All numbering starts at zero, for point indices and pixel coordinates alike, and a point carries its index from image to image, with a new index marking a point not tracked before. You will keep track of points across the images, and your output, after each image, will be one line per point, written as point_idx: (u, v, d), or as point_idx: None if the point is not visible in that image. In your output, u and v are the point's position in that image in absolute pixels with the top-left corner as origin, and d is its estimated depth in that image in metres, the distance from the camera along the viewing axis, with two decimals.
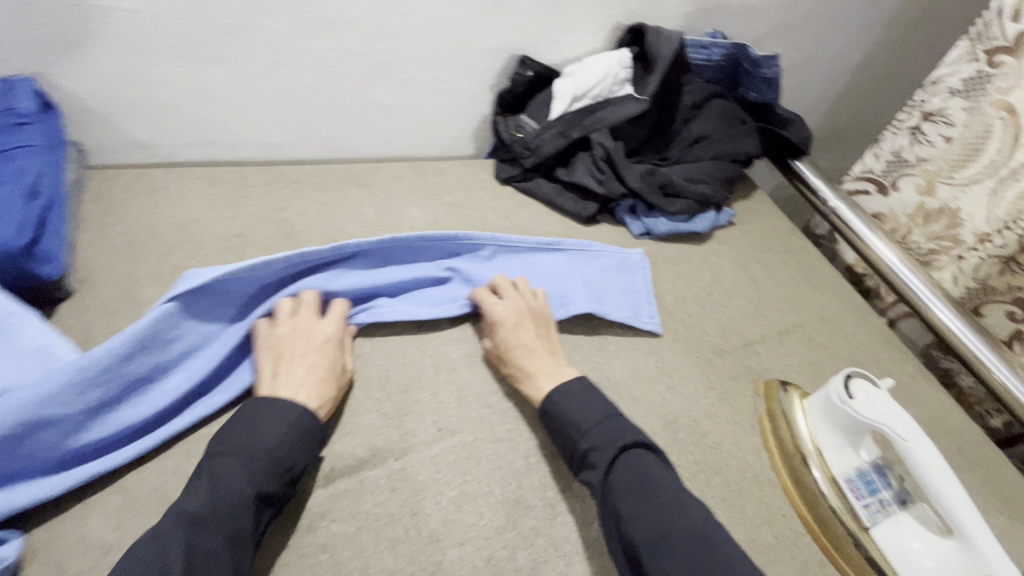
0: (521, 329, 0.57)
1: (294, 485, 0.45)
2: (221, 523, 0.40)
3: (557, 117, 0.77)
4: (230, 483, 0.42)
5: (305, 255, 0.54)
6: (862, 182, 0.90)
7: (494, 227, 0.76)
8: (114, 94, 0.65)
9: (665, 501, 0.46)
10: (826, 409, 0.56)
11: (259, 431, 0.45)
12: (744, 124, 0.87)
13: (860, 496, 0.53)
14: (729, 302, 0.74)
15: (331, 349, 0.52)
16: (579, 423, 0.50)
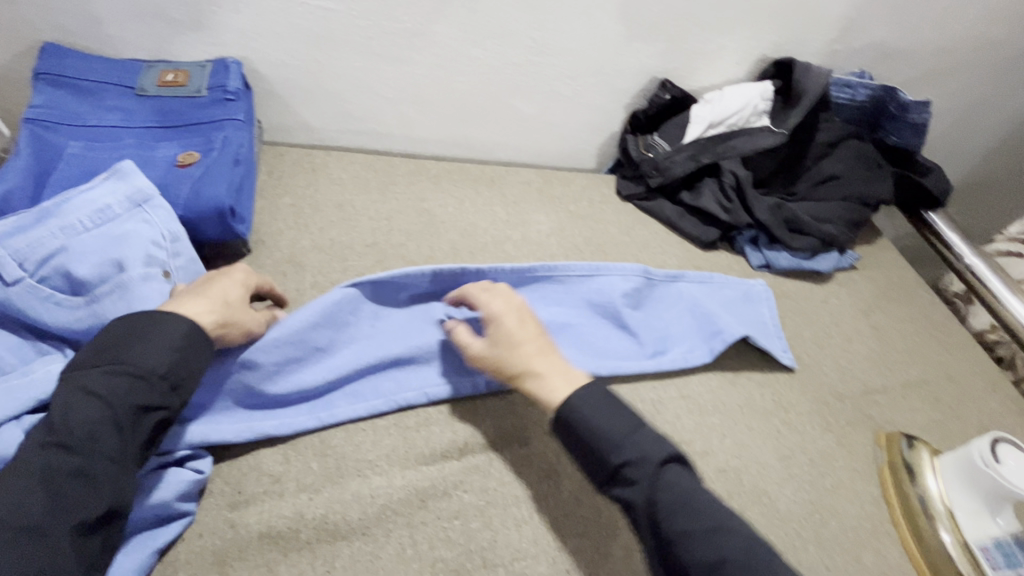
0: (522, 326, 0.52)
1: (179, 392, 0.42)
2: (80, 445, 0.38)
3: (691, 140, 0.78)
4: (87, 404, 0.39)
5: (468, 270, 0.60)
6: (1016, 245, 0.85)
7: (615, 241, 0.78)
8: (298, 82, 0.73)
9: (710, 524, 0.42)
10: (965, 471, 0.55)
11: (117, 350, 0.41)
12: (881, 167, 0.85)
13: (995, 566, 0.52)
14: (850, 347, 0.72)
15: (235, 285, 0.49)
16: (610, 435, 0.45)
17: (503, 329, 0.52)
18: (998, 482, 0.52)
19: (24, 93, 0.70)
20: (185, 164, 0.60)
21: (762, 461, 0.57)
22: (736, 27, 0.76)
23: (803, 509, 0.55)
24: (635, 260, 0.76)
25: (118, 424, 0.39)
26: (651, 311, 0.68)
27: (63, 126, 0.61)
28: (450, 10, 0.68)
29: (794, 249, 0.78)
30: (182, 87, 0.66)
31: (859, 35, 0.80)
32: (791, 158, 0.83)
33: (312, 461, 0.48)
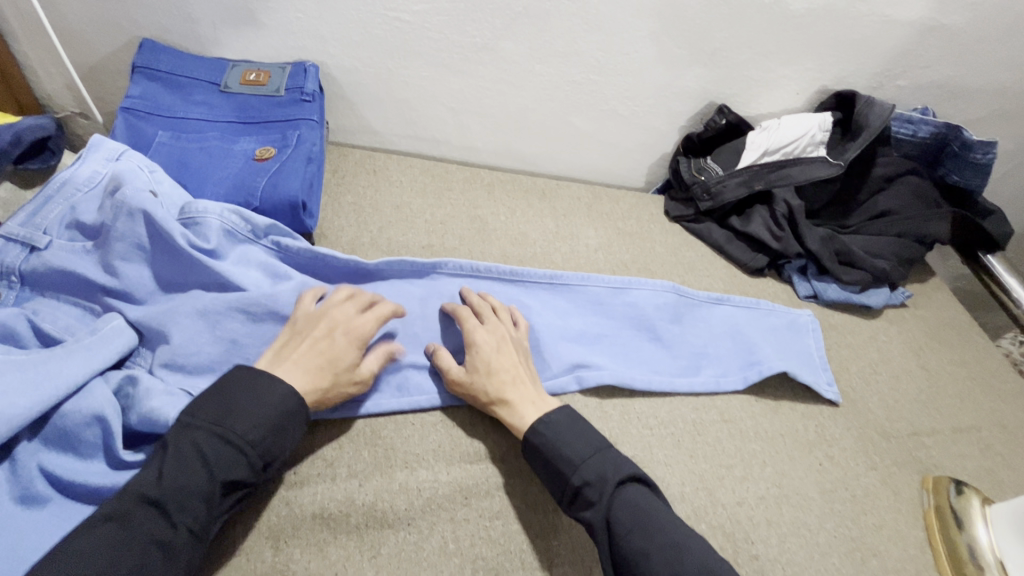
0: (501, 354, 0.54)
1: (266, 469, 0.44)
2: (181, 514, 0.39)
3: (744, 166, 0.79)
4: (191, 468, 0.40)
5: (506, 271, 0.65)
6: None
7: (662, 260, 0.78)
8: (368, 87, 0.76)
9: (670, 544, 0.43)
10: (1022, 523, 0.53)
11: (228, 420, 0.42)
12: (939, 206, 0.83)
13: None
14: (899, 385, 0.70)
15: (345, 342, 0.50)
16: (570, 456, 0.48)
17: (483, 354, 0.53)
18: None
19: (120, 83, 0.75)
20: (261, 159, 0.64)
21: (803, 493, 0.57)
22: (799, 58, 0.76)
23: (842, 545, 0.54)
24: (681, 281, 0.76)
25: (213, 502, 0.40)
26: (696, 334, 0.68)
27: (156, 116, 0.66)
28: (519, 27, 0.70)
29: (844, 281, 0.77)
30: (262, 86, 0.69)
31: (924, 72, 0.79)
32: (844, 191, 0.83)
33: (363, 449, 0.50)
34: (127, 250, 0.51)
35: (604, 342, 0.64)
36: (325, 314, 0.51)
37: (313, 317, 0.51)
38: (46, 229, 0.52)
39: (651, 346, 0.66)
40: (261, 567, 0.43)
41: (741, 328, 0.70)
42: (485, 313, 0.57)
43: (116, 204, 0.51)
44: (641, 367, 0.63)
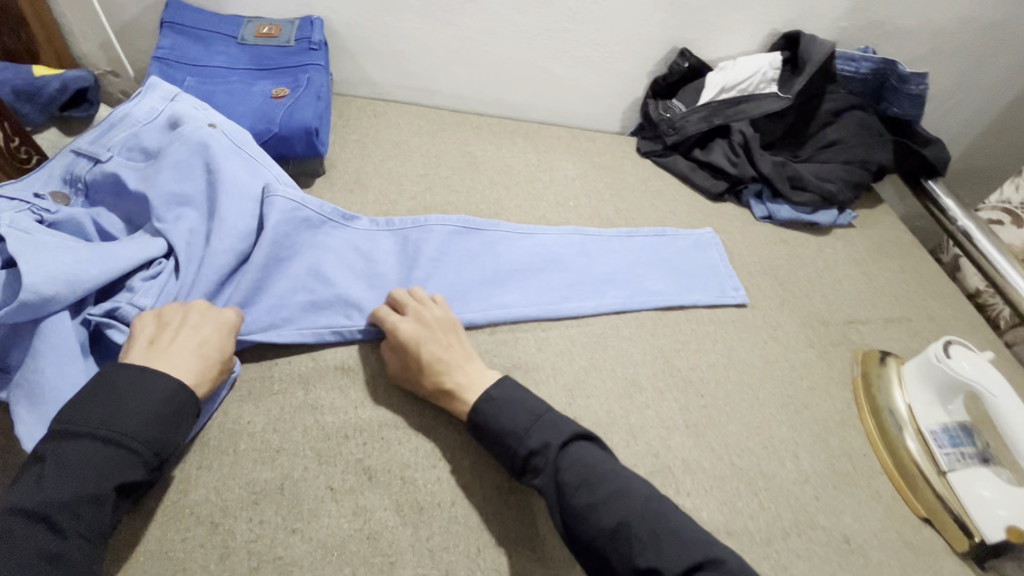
0: (427, 342, 0.54)
1: (159, 465, 0.44)
2: (70, 522, 0.39)
3: (705, 103, 0.89)
4: (79, 472, 0.40)
5: (473, 224, 0.73)
6: (997, 213, 0.91)
7: (633, 188, 0.88)
8: (368, 40, 0.86)
9: (615, 493, 0.45)
10: (922, 371, 0.61)
11: (112, 417, 0.42)
12: (882, 136, 0.93)
13: (941, 445, 0.57)
14: (839, 286, 0.81)
15: (221, 335, 0.51)
16: (512, 428, 0.49)
17: (413, 348, 0.54)
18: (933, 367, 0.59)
19: (150, 42, 0.85)
20: (278, 97, 0.74)
21: (747, 362, 0.67)
22: (750, 3, 0.86)
23: (779, 399, 0.64)
24: (649, 204, 0.86)
25: (103, 503, 0.40)
26: (660, 247, 0.79)
27: (184, 65, 0.76)
28: None
29: (794, 202, 0.87)
30: (274, 38, 0.79)
31: (864, 14, 0.88)
32: (796, 126, 0.93)
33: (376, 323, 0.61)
34: (181, 163, 0.60)
35: (578, 249, 0.75)
36: (187, 311, 0.51)
37: (178, 312, 0.51)
38: (112, 148, 0.62)
39: (621, 255, 0.76)
40: (296, 402, 0.53)
41: (655, 256, 0.77)
42: (405, 304, 0.58)
43: (176, 136, 0.62)
44: (606, 276, 0.73)
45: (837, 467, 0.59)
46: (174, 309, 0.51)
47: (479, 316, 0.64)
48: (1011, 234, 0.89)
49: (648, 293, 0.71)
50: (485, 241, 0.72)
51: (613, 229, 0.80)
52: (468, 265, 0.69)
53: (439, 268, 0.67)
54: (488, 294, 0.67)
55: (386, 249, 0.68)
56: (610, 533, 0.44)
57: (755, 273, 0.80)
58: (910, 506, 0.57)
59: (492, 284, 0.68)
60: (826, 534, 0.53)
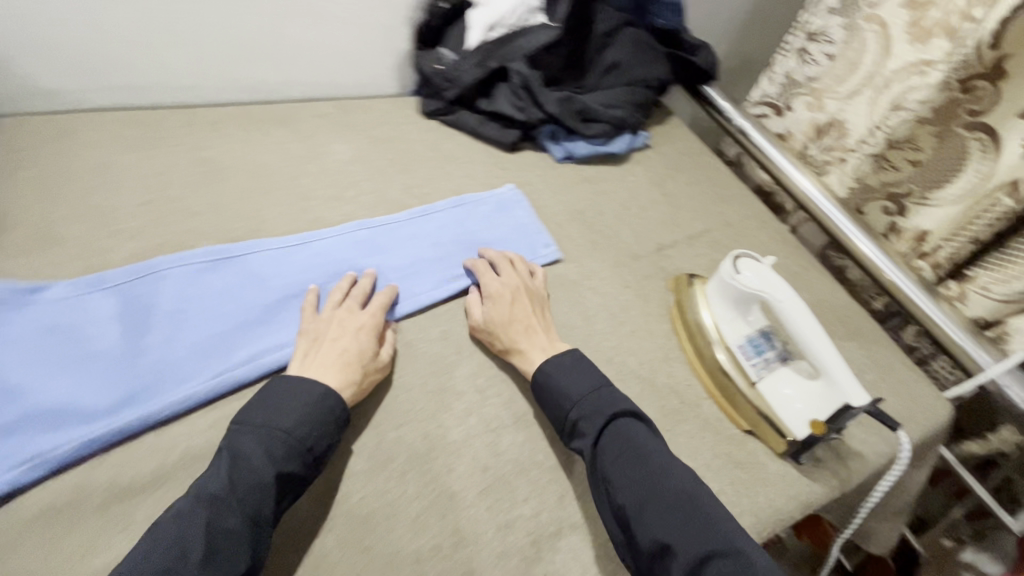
0: (518, 304, 0.58)
1: (315, 466, 0.45)
2: (242, 504, 0.40)
3: (474, 47, 0.79)
4: (251, 457, 0.43)
5: (213, 253, 0.58)
6: (762, 107, 0.97)
7: (420, 157, 0.78)
8: (8, 34, 0.59)
9: (652, 471, 0.47)
10: (719, 290, 0.62)
11: (275, 412, 0.45)
12: (655, 50, 0.92)
13: (748, 356, 0.59)
14: (644, 215, 0.80)
15: (361, 337, 0.52)
16: (568, 391, 0.52)
17: (499, 303, 0.58)
18: (730, 285, 0.60)
19: None
20: None
21: (567, 325, 0.63)
22: None
23: (604, 356, 0.62)
24: (442, 171, 0.77)
25: (267, 490, 0.42)
26: (459, 218, 0.71)
27: None
28: None
29: (588, 136, 0.84)
30: None
31: None
32: (575, 53, 0.87)
33: None
34: None
35: (364, 248, 0.64)
36: (334, 319, 0.54)
37: (324, 321, 0.54)
38: None
39: (417, 240, 0.67)
40: None
41: (459, 230, 0.70)
42: (501, 265, 0.63)
43: None
44: (405, 267, 0.64)
45: (666, 409, 0.59)
46: (324, 316, 0.54)
47: (248, 368, 0.52)
48: (777, 125, 0.95)
49: (455, 275, 0.64)
50: (241, 271, 0.58)
51: (404, 211, 0.70)
52: (224, 307, 0.55)
53: (184, 323, 0.53)
54: (257, 335, 0.54)
55: (97, 321, 0.51)
56: (636, 502, 0.45)
57: (564, 222, 0.76)
58: (735, 423, 0.59)
59: (261, 322, 0.56)
60: None
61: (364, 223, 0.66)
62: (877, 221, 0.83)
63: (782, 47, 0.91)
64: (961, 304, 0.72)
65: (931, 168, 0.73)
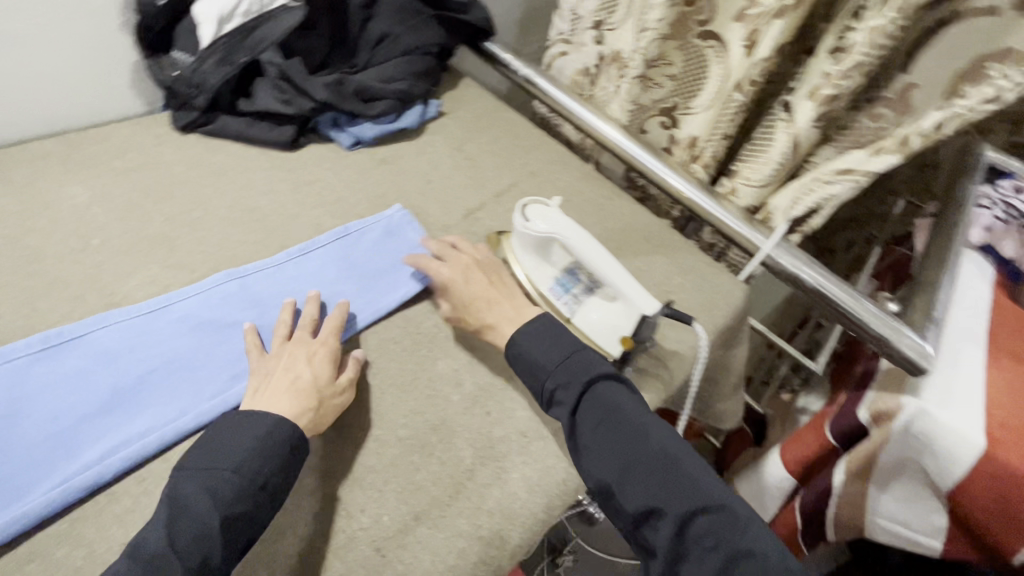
0: (471, 282, 0.60)
1: (272, 504, 0.44)
2: (188, 554, 0.39)
3: (210, 44, 0.70)
4: (196, 505, 0.41)
5: (52, 337, 0.51)
6: (559, 45, 0.97)
7: (182, 179, 0.69)
8: None
9: (631, 438, 0.50)
10: (519, 241, 0.63)
11: (220, 452, 0.44)
12: (422, 13, 0.89)
13: (558, 296, 0.62)
14: (449, 183, 0.79)
15: (316, 364, 0.52)
16: (540, 364, 0.54)
17: (455, 289, 0.60)
18: (523, 234, 0.61)
19: None
20: None
21: (383, 317, 0.61)
22: None
23: (427, 336, 0.60)
24: (212, 189, 0.69)
25: (213, 536, 0.40)
26: (343, 250, 0.66)
27: None
28: None
29: (372, 116, 0.80)
30: None
31: None
32: (337, 31, 0.84)
33: None
34: None
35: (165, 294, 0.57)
36: (285, 351, 0.53)
37: (275, 355, 0.53)
38: None
39: (299, 283, 0.61)
40: None
41: (252, 247, 0.64)
42: (447, 252, 0.63)
43: None
44: (210, 305, 0.57)
45: (497, 368, 0.59)
46: (275, 351, 0.53)
47: (97, 469, 0.44)
48: (576, 59, 0.97)
49: (266, 295, 0.59)
50: (82, 355, 0.51)
51: (173, 244, 0.62)
52: (64, 402, 0.48)
53: (12, 432, 0.45)
54: (112, 429, 0.47)
55: None
56: (620, 473, 0.49)
57: (365, 211, 0.72)
58: None
59: (116, 409, 0.48)
60: (504, 444, 0.53)
61: (234, 271, 0.60)
62: (659, 137, 0.90)
63: None
64: (733, 197, 0.78)
65: (685, 79, 0.82)
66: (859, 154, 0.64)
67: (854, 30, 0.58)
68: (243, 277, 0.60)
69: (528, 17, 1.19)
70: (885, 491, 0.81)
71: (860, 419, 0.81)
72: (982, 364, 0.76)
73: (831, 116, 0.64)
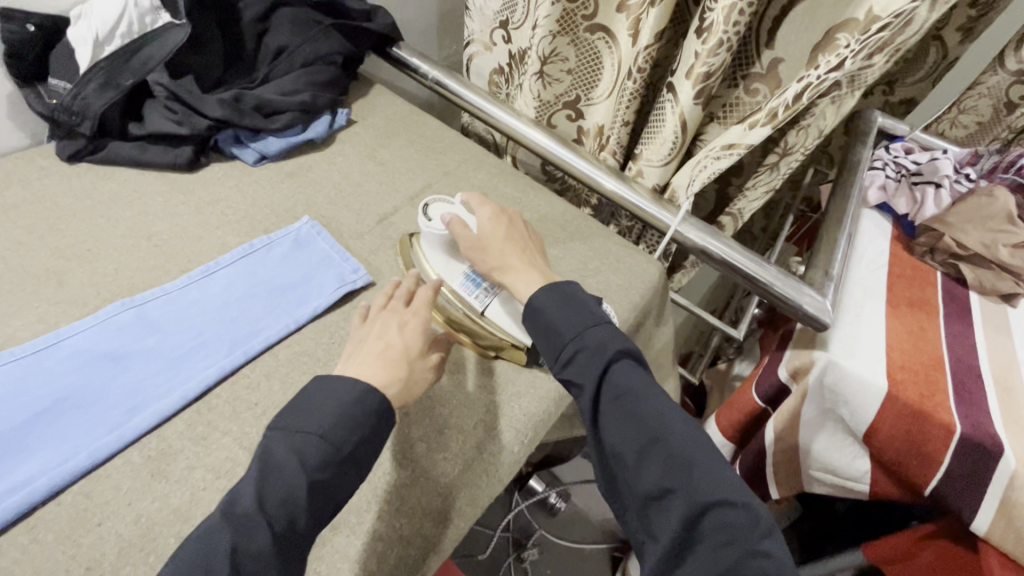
0: (509, 235, 0.62)
1: (356, 469, 0.45)
2: (275, 515, 0.40)
3: (89, 68, 0.68)
4: (288, 467, 0.42)
5: None
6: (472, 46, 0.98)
7: (71, 211, 0.66)
8: None
9: (650, 416, 0.50)
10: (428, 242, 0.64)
11: (318, 413, 0.45)
12: (321, 23, 0.88)
13: (470, 292, 0.61)
14: (362, 190, 0.79)
15: (410, 333, 0.52)
16: (565, 329, 0.55)
17: (492, 234, 0.61)
18: (428, 233, 0.63)
19: None
20: None
21: (294, 331, 0.60)
22: None
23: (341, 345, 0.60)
24: (105, 218, 0.66)
25: (305, 498, 0.41)
26: (248, 268, 0.64)
27: None
28: None
29: (275, 130, 0.79)
30: None
31: None
32: (232, 48, 0.83)
33: None
34: None
35: (53, 332, 0.54)
36: (379, 318, 0.53)
37: (374, 321, 0.53)
38: None
39: (201, 305, 0.60)
40: None
41: (152, 274, 0.62)
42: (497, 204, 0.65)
43: None
44: (105, 338, 0.55)
45: None
46: (370, 320, 0.54)
47: None
48: (489, 60, 0.98)
49: (167, 321, 0.58)
50: None
51: (63, 279, 0.59)
52: None
53: None
54: None
55: None
56: (636, 446, 0.50)
57: (274, 226, 0.71)
58: (481, 355, 0.61)
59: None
60: (423, 442, 0.53)
61: (130, 300, 0.58)
62: (567, 129, 0.92)
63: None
64: (640, 179, 0.81)
65: (581, 71, 0.84)
66: (738, 129, 0.67)
67: (711, 9, 0.60)
68: (142, 305, 0.58)
69: (443, 19, 1.18)
70: (813, 441, 0.84)
71: (781, 377, 0.85)
72: (882, 316, 0.83)
73: (709, 92, 0.67)
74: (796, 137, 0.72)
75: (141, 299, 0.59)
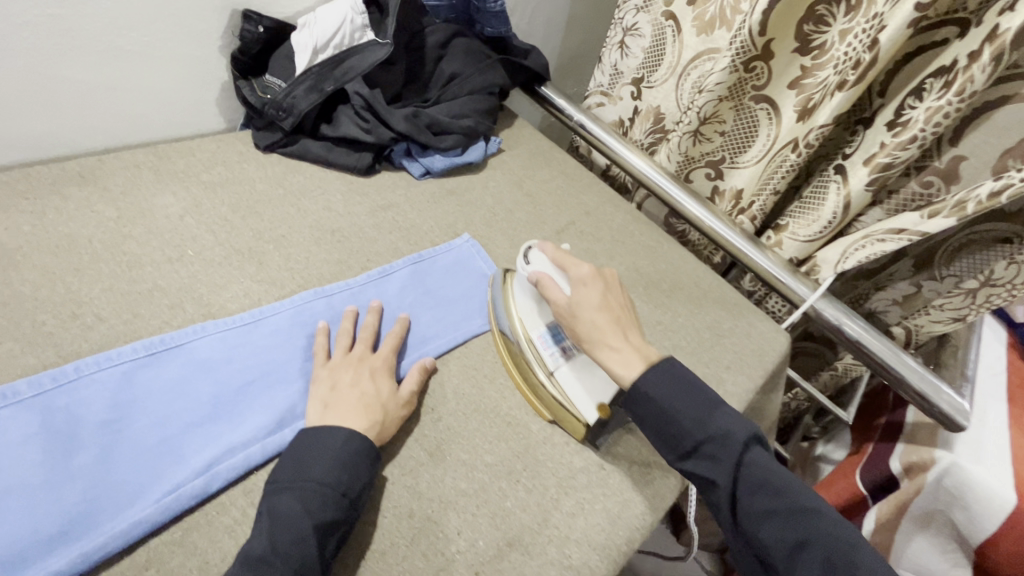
0: (598, 301, 0.57)
1: (353, 507, 0.46)
2: (285, 559, 0.41)
3: (303, 72, 0.74)
4: (290, 515, 0.43)
5: (155, 345, 0.52)
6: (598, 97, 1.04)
7: (266, 197, 0.71)
8: None
9: (782, 502, 0.48)
10: (518, 281, 0.62)
11: (307, 464, 0.46)
12: (489, 57, 0.94)
13: (546, 346, 0.59)
14: (512, 218, 0.83)
15: (374, 381, 0.54)
16: (677, 417, 0.51)
17: (582, 299, 0.56)
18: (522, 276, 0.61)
19: None
20: None
21: (464, 344, 0.63)
22: None
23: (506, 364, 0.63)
24: (295, 209, 0.71)
25: (309, 542, 0.42)
26: (418, 276, 0.68)
27: None
28: None
29: (443, 149, 0.84)
30: None
31: None
32: (413, 68, 0.88)
33: None
34: None
35: (255, 310, 0.58)
36: (345, 366, 0.54)
37: (336, 365, 0.55)
38: None
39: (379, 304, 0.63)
40: None
41: (337, 267, 0.66)
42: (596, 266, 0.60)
43: None
44: (301, 322, 0.59)
45: None
46: (332, 362, 0.55)
47: (204, 479, 0.45)
48: (610, 112, 1.03)
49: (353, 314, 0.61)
50: (183, 363, 0.52)
51: (261, 260, 0.63)
52: (168, 410, 0.49)
53: (121, 435, 0.46)
54: (214, 438, 0.48)
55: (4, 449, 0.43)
56: (791, 548, 0.45)
57: (437, 239, 0.75)
58: (538, 412, 0.58)
59: (217, 419, 0.49)
60: (586, 474, 0.55)
61: (320, 290, 0.62)
62: (703, 186, 0.96)
63: (608, 42, 0.99)
64: (779, 249, 0.83)
65: (735, 135, 0.87)
66: (913, 216, 0.69)
67: (915, 107, 0.64)
68: (329, 296, 0.62)
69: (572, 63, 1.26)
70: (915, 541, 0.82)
71: (894, 469, 0.84)
72: (1004, 424, 0.80)
73: (885, 181, 0.70)
74: (1006, 270, 0.71)
75: (328, 290, 0.63)
